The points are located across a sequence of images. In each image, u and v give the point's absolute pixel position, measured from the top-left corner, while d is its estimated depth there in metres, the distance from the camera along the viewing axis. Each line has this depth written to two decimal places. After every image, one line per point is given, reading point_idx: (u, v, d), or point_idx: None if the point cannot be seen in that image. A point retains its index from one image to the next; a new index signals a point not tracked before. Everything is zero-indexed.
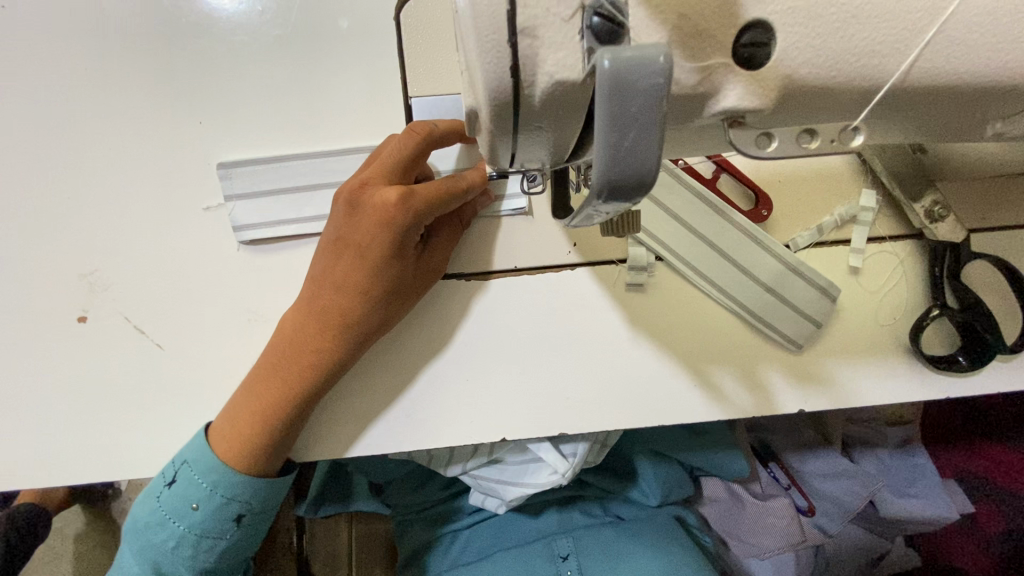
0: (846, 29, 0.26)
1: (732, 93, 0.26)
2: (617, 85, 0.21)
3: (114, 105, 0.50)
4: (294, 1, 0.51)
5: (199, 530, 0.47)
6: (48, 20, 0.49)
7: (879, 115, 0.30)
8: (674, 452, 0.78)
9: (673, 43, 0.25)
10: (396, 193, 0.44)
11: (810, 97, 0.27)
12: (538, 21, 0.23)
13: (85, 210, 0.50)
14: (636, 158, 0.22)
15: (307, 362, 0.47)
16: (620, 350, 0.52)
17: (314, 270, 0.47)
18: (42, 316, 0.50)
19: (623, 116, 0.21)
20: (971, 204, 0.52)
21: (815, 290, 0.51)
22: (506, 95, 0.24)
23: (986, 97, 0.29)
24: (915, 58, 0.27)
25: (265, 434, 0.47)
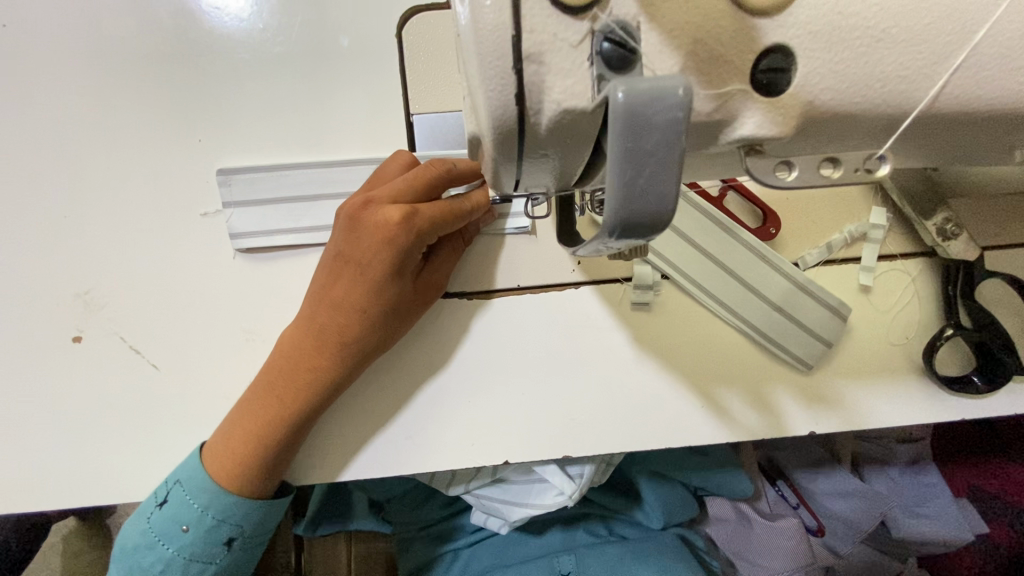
0: (872, 54, 0.25)
1: (750, 120, 0.25)
2: (630, 120, 0.20)
3: (112, 123, 0.50)
4: (298, 18, 0.50)
5: (188, 554, 0.46)
6: (46, 36, 0.49)
7: (904, 140, 0.29)
8: (676, 472, 0.77)
9: (689, 69, 0.24)
10: (398, 211, 0.43)
11: (828, 123, 0.26)
12: (544, 47, 0.22)
13: (82, 227, 0.50)
14: (651, 196, 0.21)
15: (304, 381, 0.46)
16: (627, 370, 0.51)
17: (312, 286, 0.47)
18: (36, 334, 0.49)
19: (639, 152, 0.20)
20: (987, 222, 0.51)
21: (825, 310, 0.50)
22: (510, 122, 0.23)
23: (1012, 124, 0.29)
24: (942, 85, 0.26)
25: (261, 455, 0.46)
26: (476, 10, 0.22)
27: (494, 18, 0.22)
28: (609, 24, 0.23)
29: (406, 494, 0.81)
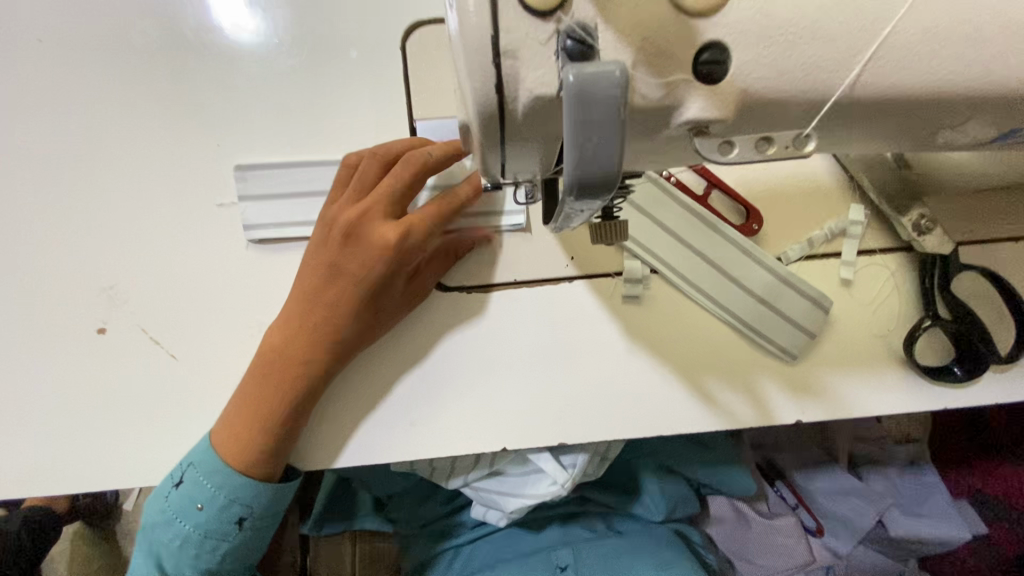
0: (795, 48, 0.28)
1: (693, 106, 0.28)
2: (583, 99, 0.23)
3: (139, 129, 0.53)
4: (310, 32, 0.54)
5: (203, 530, 0.49)
6: (80, 52, 0.53)
7: (830, 124, 0.31)
8: (681, 466, 0.79)
9: (638, 63, 0.27)
10: (396, 227, 0.47)
11: (766, 107, 0.29)
12: (518, 44, 0.26)
13: (109, 227, 0.53)
14: (598, 159, 0.24)
15: (297, 370, 0.48)
16: (618, 360, 0.54)
17: (298, 286, 0.49)
18: (64, 326, 0.53)
19: (588, 122, 0.23)
20: (963, 218, 0.53)
21: (807, 302, 0.52)
22: (492, 108, 0.27)
23: (935, 110, 0.32)
24: (858, 72, 0.29)
25: (264, 438, 0.48)
26: (462, 16, 0.25)
27: (476, 21, 0.25)
28: (571, 26, 0.26)
29: (408, 491, 0.83)
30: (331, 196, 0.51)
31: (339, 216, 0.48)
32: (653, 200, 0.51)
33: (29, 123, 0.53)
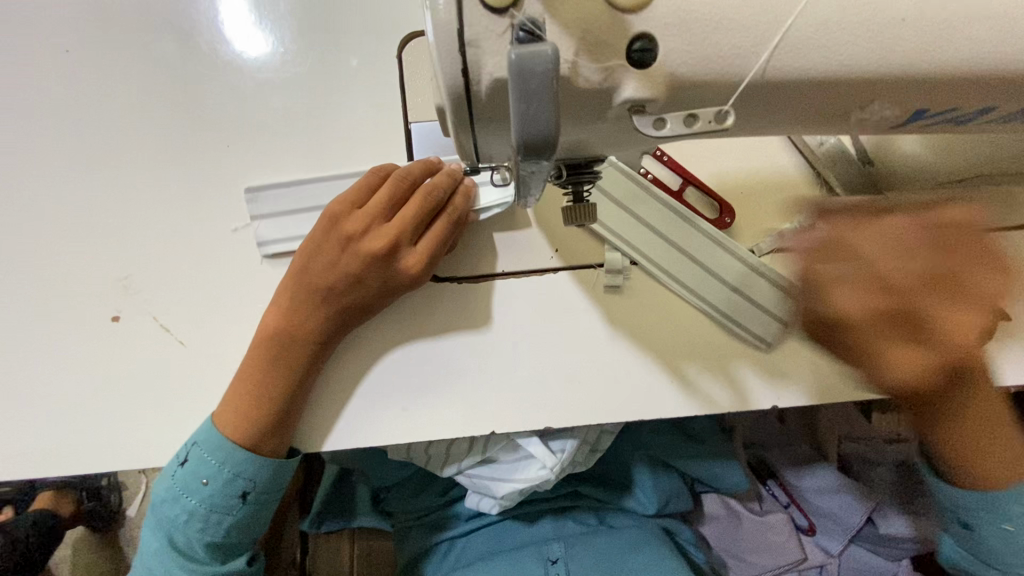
0: (711, 36, 0.31)
1: (630, 86, 0.31)
2: (522, 74, 0.24)
3: (154, 132, 0.58)
4: (314, 44, 0.59)
5: (209, 505, 0.51)
6: (104, 64, 0.58)
7: (745, 103, 0.34)
8: (676, 460, 0.82)
9: (580, 51, 0.30)
10: (421, 256, 0.51)
11: (693, 87, 0.32)
12: (480, 36, 0.29)
13: (124, 220, 0.57)
14: (536, 126, 0.25)
15: (302, 345, 0.51)
16: (599, 347, 0.57)
17: (306, 289, 0.51)
18: (80, 315, 0.56)
19: (525, 92, 0.25)
20: (924, 213, 0.56)
21: (776, 290, 0.55)
22: (459, 91, 0.30)
23: (846, 87, 0.33)
24: (766, 59, 0.32)
25: (274, 407, 0.51)
26: (433, 13, 0.29)
27: (447, 15, 0.29)
28: (523, 20, 0.28)
29: (406, 482, 0.85)
30: (342, 203, 0.51)
31: (363, 237, 0.50)
32: (632, 195, 0.55)
33: (55, 126, 0.58)
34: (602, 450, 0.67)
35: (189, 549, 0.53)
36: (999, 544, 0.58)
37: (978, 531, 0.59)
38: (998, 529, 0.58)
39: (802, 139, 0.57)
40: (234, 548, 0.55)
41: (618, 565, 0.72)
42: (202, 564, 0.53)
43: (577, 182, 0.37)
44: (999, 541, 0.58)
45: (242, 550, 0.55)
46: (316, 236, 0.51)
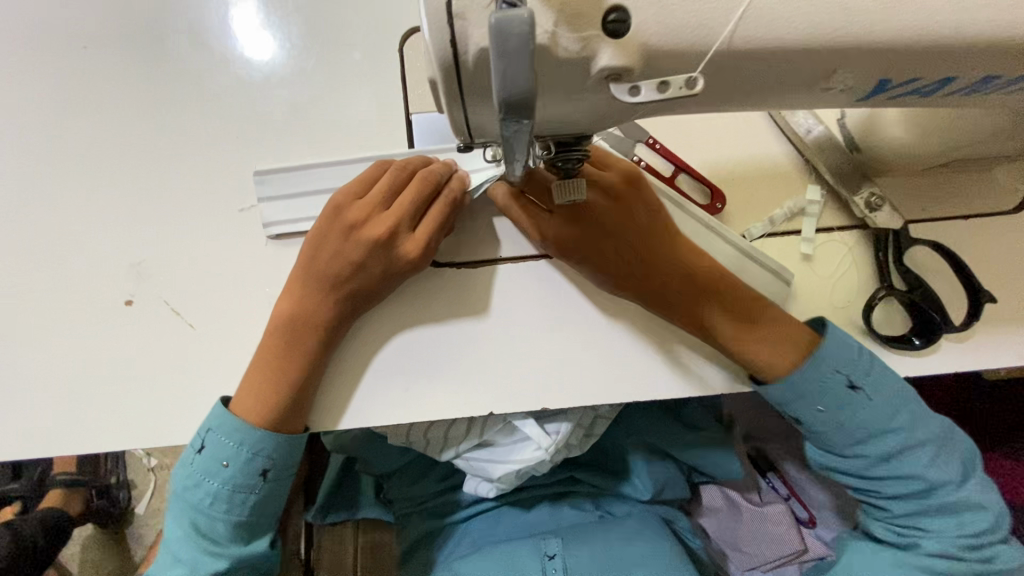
0: (682, 9, 0.29)
1: (607, 56, 0.28)
2: (498, 31, 0.21)
3: (167, 124, 0.60)
4: (319, 39, 0.62)
5: (232, 484, 0.53)
6: (121, 60, 0.61)
7: (715, 76, 0.32)
8: (674, 447, 0.84)
9: (559, 22, 0.28)
10: (419, 241, 0.52)
11: (669, 59, 0.30)
12: (467, 8, 0.27)
13: (138, 208, 0.60)
14: (514, 90, 0.23)
15: (313, 330, 0.53)
16: (596, 329, 0.58)
17: (313, 278, 0.53)
18: (95, 299, 0.59)
19: (501, 52, 0.22)
20: (913, 197, 0.58)
21: (768, 272, 0.57)
22: (445, 62, 0.28)
23: (820, 57, 0.31)
24: (733, 28, 0.30)
25: (286, 392, 0.53)
26: None
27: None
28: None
29: (407, 469, 0.87)
30: (345, 195, 0.53)
31: (366, 225, 0.52)
32: None
33: (73, 120, 0.60)
34: (596, 435, 0.69)
35: (211, 532, 0.54)
36: (836, 433, 0.54)
37: (809, 425, 0.55)
38: (825, 415, 0.54)
39: (790, 129, 0.58)
40: (255, 530, 0.56)
41: (626, 554, 0.73)
42: (224, 546, 0.54)
43: (564, 160, 0.37)
44: (834, 431, 0.54)
45: (263, 532, 0.57)
46: (321, 228, 0.53)
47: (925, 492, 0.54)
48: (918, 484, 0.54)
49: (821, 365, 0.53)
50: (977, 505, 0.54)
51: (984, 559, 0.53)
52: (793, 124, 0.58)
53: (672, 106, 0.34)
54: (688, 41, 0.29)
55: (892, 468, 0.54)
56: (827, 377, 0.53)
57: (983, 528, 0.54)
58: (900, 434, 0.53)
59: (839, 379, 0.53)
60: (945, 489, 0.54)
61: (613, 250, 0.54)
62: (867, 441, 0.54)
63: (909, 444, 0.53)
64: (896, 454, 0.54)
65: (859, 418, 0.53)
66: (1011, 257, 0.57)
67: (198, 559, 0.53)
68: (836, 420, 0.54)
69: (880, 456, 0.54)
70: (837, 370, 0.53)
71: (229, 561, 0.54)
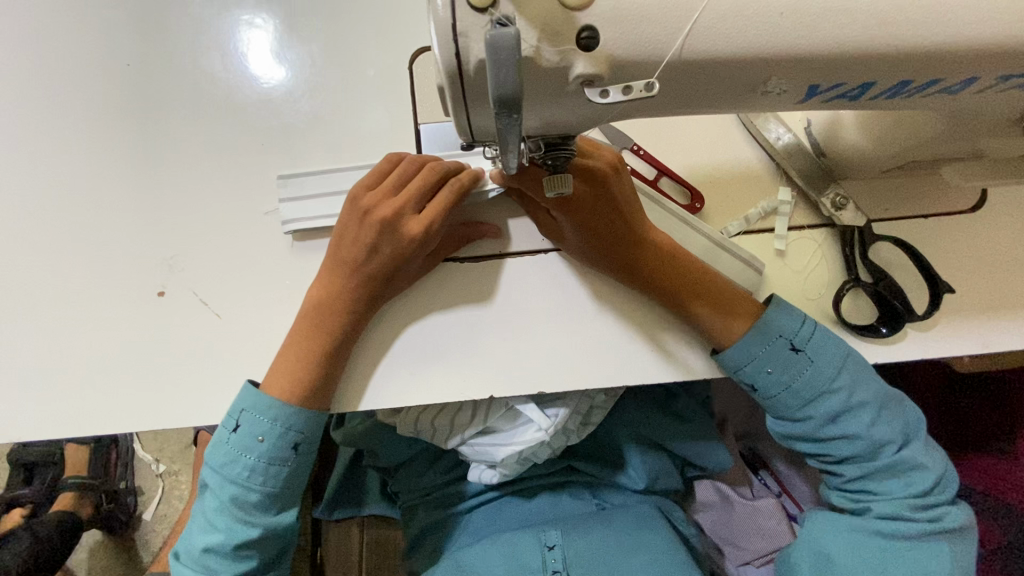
0: (644, 26, 0.34)
1: (582, 64, 0.34)
2: (492, 45, 0.27)
3: (199, 133, 0.67)
4: (338, 58, 0.69)
5: (267, 458, 0.58)
6: (157, 74, 0.67)
7: (674, 80, 0.37)
8: (667, 441, 0.88)
9: (543, 41, 0.33)
10: (426, 220, 0.57)
11: (636, 66, 0.35)
12: (469, 28, 0.32)
13: (171, 208, 0.65)
14: (504, 89, 0.28)
15: (340, 310, 0.58)
16: (588, 319, 0.63)
17: (336, 261, 0.58)
18: (131, 291, 0.64)
19: (496, 59, 0.27)
20: (876, 198, 0.63)
21: (739, 262, 0.62)
22: (452, 72, 0.33)
23: (762, 66, 0.37)
24: (681, 42, 0.35)
25: (311, 372, 0.58)
26: (432, 9, 0.32)
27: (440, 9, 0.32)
28: (500, 16, 0.32)
29: (412, 462, 0.91)
30: (360, 187, 0.58)
31: (377, 210, 0.57)
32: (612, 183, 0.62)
33: (111, 128, 0.66)
34: (592, 424, 0.75)
35: (244, 503, 0.58)
36: (786, 395, 0.60)
37: (762, 389, 0.61)
38: (774, 378, 0.60)
39: (762, 138, 0.64)
40: (285, 502, 0.61)
41: (632, 540, 0.78)
42: (259, 516, 0.59)
43: (553, 158, 0.42)
44: (784, 393, 0.60)
45: (292, 505, 0.62)
46: (341, 218, 0.58)
47: (867, 450, 0.59)
48: (861, 443, 0.59)
49: (768, 331, 0.59)
50: (913, 462, 0.60)
51: (919, 510, 0.59)
52: (765, 134, 0.64)
53: (636, 107, 0.40)
54: (656, 54, 0.35)
55: (838, 428, 0.59)
56: (773, 342, 0.59)
57: (919, 482, 0.60)
58: (843, 395, 0.59)
59: (784, 343, 0.59)
60: (884, 447, 0.60)
61: (586, 233, 0.58)
62: (814, 402, 0.59)
63: (852, 406, 0.59)
64: (841, 414, 0.59)
65: (804, 379, 0.59)
66: (968, 252, 0.62)
67: (234, 527, 0.58)
68: (784, 382, 0.60)
69: (826, 416, 0.59)
70: (781, 335, 0.59)
71: (262, 529, 0.59)
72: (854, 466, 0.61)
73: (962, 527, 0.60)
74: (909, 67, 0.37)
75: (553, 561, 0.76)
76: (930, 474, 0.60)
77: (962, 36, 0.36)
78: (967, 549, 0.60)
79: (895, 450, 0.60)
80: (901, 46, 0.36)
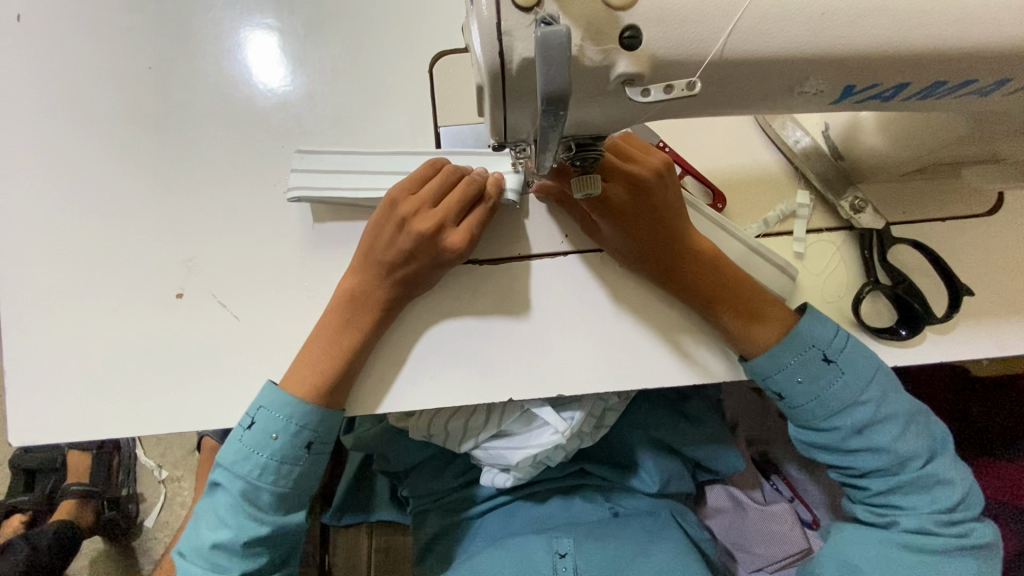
0: (685, 27, 0.34)
1: (624, 63, 0.34)
2: (543, 41, 0.28)
3: (217, 135, 0.67)
4: (357, 61, 0.69)
5: (279, 457, 0.58)
6: (177, 76, 0.67)
7: (712, 79, 0.37)
8: (680, 444, 0.88)
9: (586, 39, 0.34)
10: (464, 234, 0.58)
11: (675, 66, 0.36)
12: (514, 27, 0.32)
13: (189, 210, 0.65)
14: (553, 84, 0.29)
15: (372, 311, 0.59)
16: (607, 320, 0.63)
17: (372, 263, 0.59)
18: (149, 292, 0.64)
19: (547, 56, 0.28)
20: (894, 202, 0.64)
21: (775, 268, 0.63)
22: (494, 70, 0.34)
23: (797, 65, 0.37)
24: (722, 42, 0.35)
25: (333, 370, 0.58)
26: (477, 7, 0.32)
27: (484, 7, 0.32)
28: (545, 15, 0.32)
29: (423, 466, 0.91)
30: (400, 190, 0.59)
31: (416, 218, 0.58)
32: None
33: (130, 129, 0.66)
34: (606, 426, 0.75)
35: (255, 500, 0.58)
36: (814, 405, 0.59)
37: (790, 398, 0.60)
38: (804, 388, 0.60)
39: (781, 140, 0.64)
40: (294, 503, 0.61)
41: (641, 547, 0.77)
42: (268, 514, 0.59)
43: (582, 158, 0.42)
44: (812, 403, 0.60)
45: (301, 505, 0.62)
46: (377, 220, 0.59)
47: (894, 463, 0.59)
48: (888, 456, 0.59)
49: (800, 341, 0.59)
50: (939, 476, 0.59)
51: (946, 525, 0.59)
52: (783, 136, 0.64)
53: (673, 107, 0.40)
54: (695, 54, 0.35)
55: (866, 440, 0.59)
56: (805, 352, 0.59)
57: (945, 496, 0.59)
58: (872, 407, 0.59)
59: (816, 354, 0.59)
60: (910, 460, 0.59)
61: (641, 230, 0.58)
62: (842, 414, 0.59)
63: (881, 419, 0.59)
64: (869, 426, 0.59)
65: (833, 390, 0.59)
66: (987, 256, 0.63)
67: (243, 524, 0.58)
68: (814, 393, 0.59)
69: (853, 428, 0.59)
70: (813, 345, 0.59)
71: (270, 527, 0.59)
72: (879, 479, 0.61)
73: (987, 544, 0.59)
74: (940, 69, 0.38)
75: (564, 569, 0.75)
76: (956, 489, 0.59)
77: (994, 36, 0.37)
78: (993, 565, 0.60)
79: (921, 464, 0.60)
80: (933, 45, 0.37)
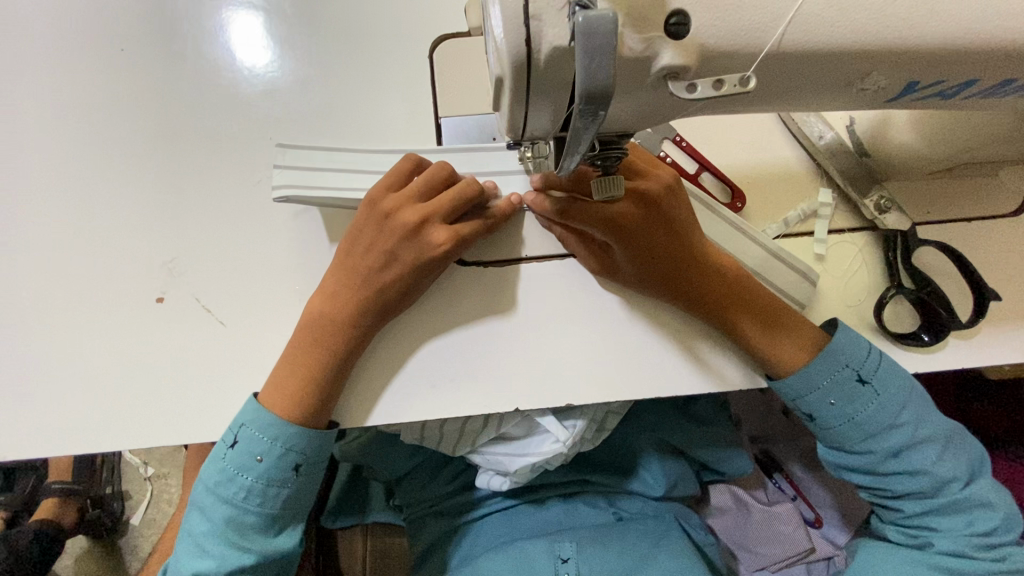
0: (735, 14, 0.31)
1: (669, 54, 0.30)
2: (586, 28, 0.25)
3: (197, 122, 0.61)
4: (351, 42, 0.64)
5: (265, 479, 0.54)
6: (152, 58, 0.62)
7: (766, 72, 0.34)
8: (687, 448, 0.85)
9: (625, 25, 0.29)
10: (450, 232, 0.54)
11: (724, 57, 0.32)
12: (542, 11, 0.28)
13: (169, 206, 0.60)
14: (597, 78, 0.25)
15: (343, 326, 0.54)
16: (617, 327, 0.60)
17: (349, 270, 0.54)
18: (126, 295, 0.59)
19: (591, 45, 0.25)
20: (919, 200, 0.61)
21: (795, 274, 0.59)
22: (519, 58, 0.30)
23: (859, 59, 0.33)
24: (780, 32, 0.32)
25: (311, 390, 0.54)
26: None
27: None
28: None
29: (418, 471, 0.88)
30: (379, 188, 0.55)
31: (398, 215, 0.54)
32: None
33: (100, 115, 0.61)
34: (607, 430, 0.72)
35: (241, 526, 0.54)
36: (849, 427, 0.57)
37: (822, 420, 0.58)
38: (837, 409, 0.57)
39: (802, 133, 0.60)
40: (284, 524, 0.57)
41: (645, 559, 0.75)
42: (255, 541, 0.55)
43: (605, 157, 0.39)
44: (846, 426, 0.57)
45: (291, 526, 0.58)
46: (357, 222, 0.55)
47: (931, 486, 0.57)
48: (925, 479, 0.57)
49: (833, 360, 0.56)
50: (978, 499, 0.57)
51: (983, 549, 0.57)
52: (806, 130, 0.61)
53: (714, 104, 0.36)
54: (745, 44, 0.32)
55: (902, 463, 0.57)
56: (838, 372, 0.56)
57: (983, 520, 0.57)
58: (909, 429, 0.56)
59: (850, 374, 0.56)
60: (948, 484, 0.57)
61: (648, 258, 0.55)
62: (877, 436, 0.57)
63: (917, 442, 0.57)
64: (904, 449, 0.57)
65: (869, 412, 0.56)
66: (1015, 257, 0.60)
67: (226, 554, 0.54)
68: (848, 415, 0.57)
69: (890, 451, 0.57)
70: (847, 365, 0.56)
71: (258, 554, 0.55)
72: (912, 502, 0.59)
73: None
74: (1013, 68, 0.35)
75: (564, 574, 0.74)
76: (995, 512, 0.58)
77: None
78: None
79: (960, 488, 0.57)
80: (995, 39, 0.33)
